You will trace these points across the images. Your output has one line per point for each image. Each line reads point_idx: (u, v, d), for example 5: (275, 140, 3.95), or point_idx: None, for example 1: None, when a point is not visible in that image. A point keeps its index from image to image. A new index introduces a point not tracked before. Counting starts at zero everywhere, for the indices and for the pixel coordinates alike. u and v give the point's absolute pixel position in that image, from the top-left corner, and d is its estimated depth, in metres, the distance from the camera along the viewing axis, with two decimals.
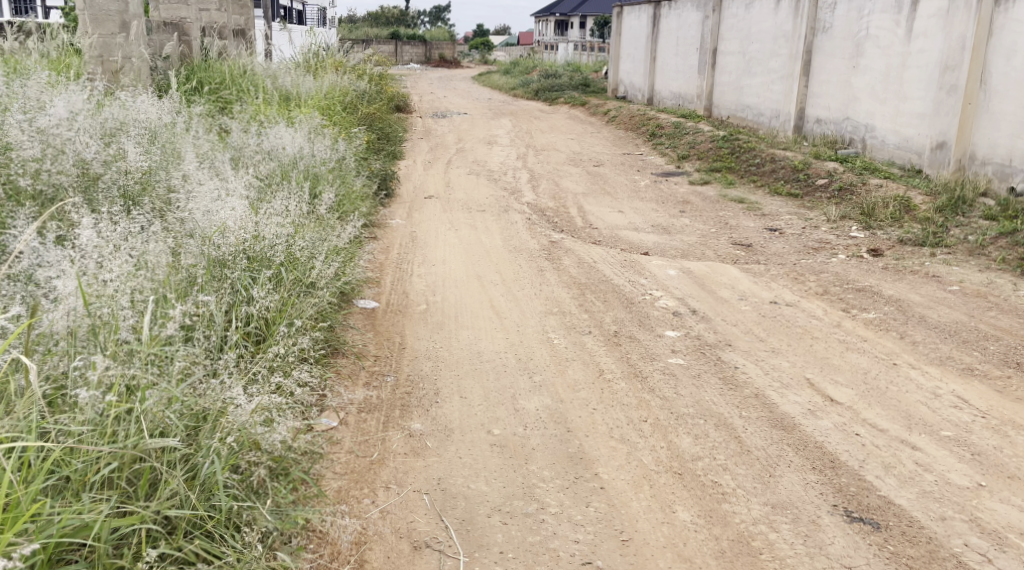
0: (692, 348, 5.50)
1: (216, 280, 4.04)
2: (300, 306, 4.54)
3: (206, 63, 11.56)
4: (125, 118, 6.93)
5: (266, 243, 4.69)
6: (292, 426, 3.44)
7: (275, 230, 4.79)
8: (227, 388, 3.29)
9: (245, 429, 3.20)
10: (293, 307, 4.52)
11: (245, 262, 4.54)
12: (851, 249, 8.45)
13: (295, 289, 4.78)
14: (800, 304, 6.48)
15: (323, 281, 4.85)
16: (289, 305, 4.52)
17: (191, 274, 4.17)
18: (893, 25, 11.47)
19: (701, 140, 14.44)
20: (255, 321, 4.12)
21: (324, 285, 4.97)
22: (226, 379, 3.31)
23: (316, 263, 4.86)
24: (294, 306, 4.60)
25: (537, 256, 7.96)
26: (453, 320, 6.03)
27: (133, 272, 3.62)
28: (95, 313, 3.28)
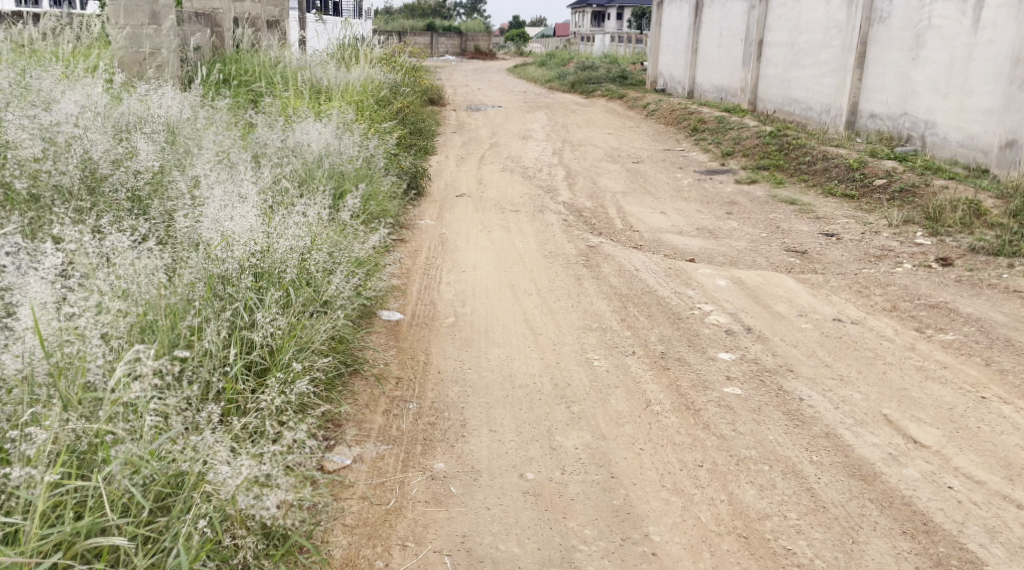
0: (750, 374, 4.92)
1: (212, 308, 3.58)
2: (313, 330, 4.02)
3: (239, 54, 11.10)
4: (141, 111, 6.43)
5: (279, 256, 4.17)
6: (288, 496, 3.05)
7: (290, 241, 4.27)
8: (210, 449, 2.96)
9: (224, 504, 2.88)
10: (306, 332, 4.01)
11: (253, 278, 4.04)
12: (918, 259, 8.05)
13: (309, 310, 4.25)
14: (867, 322, 6.02)
15: (341, 301, 4.30)
16: (302, 330, 4.01)
17: (188, 295, 3.71)
18: (958, 15, 10.75)
19: (746, 136, 13.79)
20: (258, 351, 3.63)
21: (343, 304, 4.43)
22: (207, 439, 2.97)
23: (333, 280, 4.33)
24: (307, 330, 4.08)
25: (575, 262, 7.41)
26: (483, 335, 5.48)
27: (108, 303, 3.26)
28: (58, 357, 2.97)
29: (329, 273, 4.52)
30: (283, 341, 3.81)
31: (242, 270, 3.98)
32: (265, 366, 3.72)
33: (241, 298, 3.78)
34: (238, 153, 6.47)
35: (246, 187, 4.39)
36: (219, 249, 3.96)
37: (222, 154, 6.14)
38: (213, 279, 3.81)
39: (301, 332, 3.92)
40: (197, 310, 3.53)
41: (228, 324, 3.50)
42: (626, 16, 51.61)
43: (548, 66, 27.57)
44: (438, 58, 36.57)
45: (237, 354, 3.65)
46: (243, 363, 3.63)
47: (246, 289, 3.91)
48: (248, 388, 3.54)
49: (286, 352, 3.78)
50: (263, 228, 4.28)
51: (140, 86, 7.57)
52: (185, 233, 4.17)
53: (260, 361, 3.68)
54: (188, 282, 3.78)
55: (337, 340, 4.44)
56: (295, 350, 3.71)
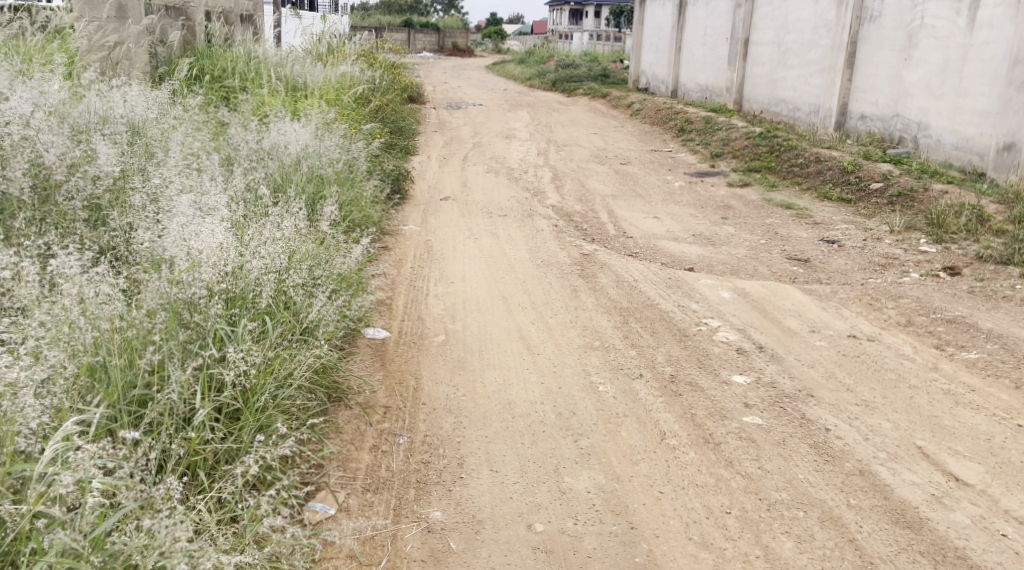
0: (769, 400, 4.53)
1: (172, 348, 3.19)
2: (292, 364, 3.61)
3: (212, 49, 10.61)
4: (101, 111, 5.96)
5: (254, 277, 3.74)
6: None
7: (266, 259, 3.84)
8: (164, 537, 2.67)
9: None
10: (285, 365, 3.61)
11: (223, 303, 3.63)
12: (924, 267, 7.72)
13: (287, 338, 3.84)
14: (884, 339, 5.65)
15: (322, 327, 3.89)
16: (281, 363, 3.61)
17: (147, 328, 3.32)
18: (952, 15, 10.46)
19: (735, 136, 13.44)
20: (228, 395, 3.23)
21: (324, 329, 4.02)
22: (158, 525, 2.66)
23: (314, 306, 3.91)
24: (286, 361, 3.67)
25: (569, 272, 7.01)
26: (477, 356, 5.06)
27: (43, 355, 2.91)
28: None
29: (309, 293, 4.10)
30: (259, 379, 3.41)
31: (212, 295, 3.57)
32: (236, 409, 3.33)
33: (207, 332, 3.38)
34: (210, 156, 6.02)
35: (218, 197, 3.96)
36: (185, 270, 3.54)
37: (191, 157, 5.68)
38: (176, 307, 3.40)
39: (279, 367, 3.51)
40: (155, 352, 3.14)
41: (192, 369, 3.11)
42: (606, 13, 51.27)
43: (528, 64, 27.15)
44: (417, 55, 36.05)
45: (207, 397, 3.24)
46: (213, 406, 3.24)
47: (216, 316, 3.50)
48: (217, 437, 3.15)
49: (261, 391, 3.38)
50: (236, 244, 3.86)
51: (103, 84, 7.08)
52: (147, 250, 3.77)
53: (231, 404, 3.28)
54: (148, 312, 3.38)
55: (319, 368, 4.03)
56: (271, 394, 3.32)
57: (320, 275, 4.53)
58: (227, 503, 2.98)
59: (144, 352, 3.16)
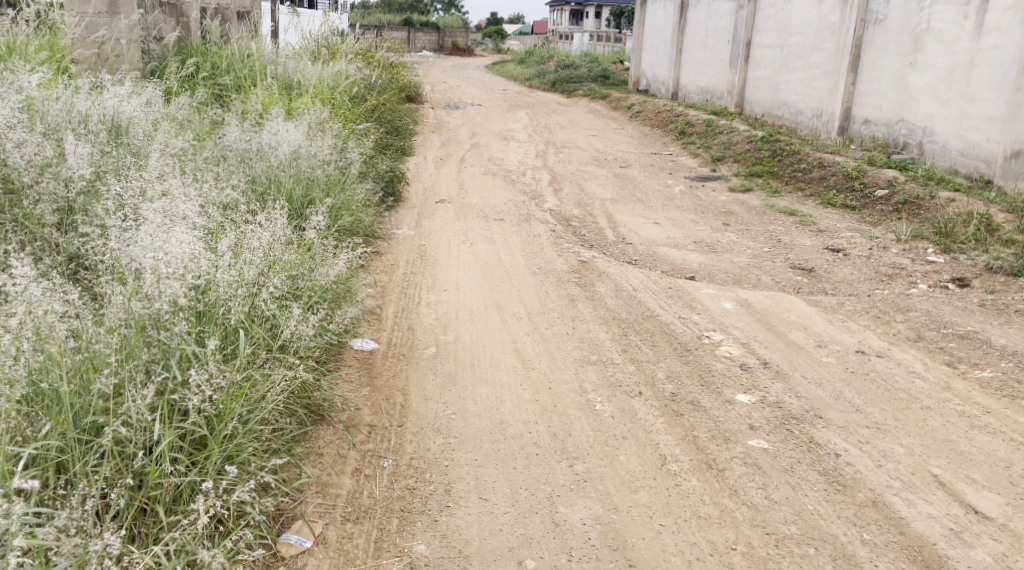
0: (776, 423, 4.29)
1: (128, 373, 3.14)
2: (263, 388, 3.50)
3: (206, 46, 10.39)
4: (80, 104, 5.75)
5: (223, 292, 3.65)
6: None
7: (237, 272, 3.75)
8: None
9: None
10: (257, 386, 3.52)
11: (191, 321, 3.55)
12: (932, 278, 7.50)
13: (260, 357, 3.73)
14: (893, 356, 5.43)
15: (296, 347, 3.77)
16: (253, 384, 3.52)
17: (105, 349, 3.25)
18: (959, 19, 10.24)
19: (737, 140, 13.22)
20: (190, 424, 3.16)
21: (298, 348, 3.91)
22: None
23: (288, 324, 3.79)
24: (257, 384, 3.56)
25: (566, 280, 6.78)
26: (469, 370, 4.83)
27: None
28: None
29: (286, 307, 4.01)
30: (226, 405, 3.33)
31: (178, 310, 3.50)
32: (202, 436, 3.26)
33: (169, 353, 3.31)
34: (193, 158, 5.84)
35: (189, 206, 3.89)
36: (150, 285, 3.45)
37: (173, 158, 5.50)
38: (137, 326, 3.33)
39: (249, 390, 3.42)
40: (110, 377, 3.09)
41: (148, 397, 3.05)
42: (606, 15, 51.00)
43: (527, 65, 26.93)
44: (417, 55, 35.81)
45: (168, 425, 3.16)
46: (175, 435, 3.16)
47: (181, 334, 3.42)
48: (178, 468, 3.09)
49: (228, 417, 3.30)
50: (207, 255, 3.78)
51: (89, 82, 6.88)
52: (116, 262, 3.70)
53: (195, 432, 3.21)
54: (108, 331, 3.33)
55: (299, 385, 3.90)
56: (238, 421, 3.23)
57: (298, 292, 4.42)
58: (179, 548, 2.91)
59: (98, 376, 3.11)
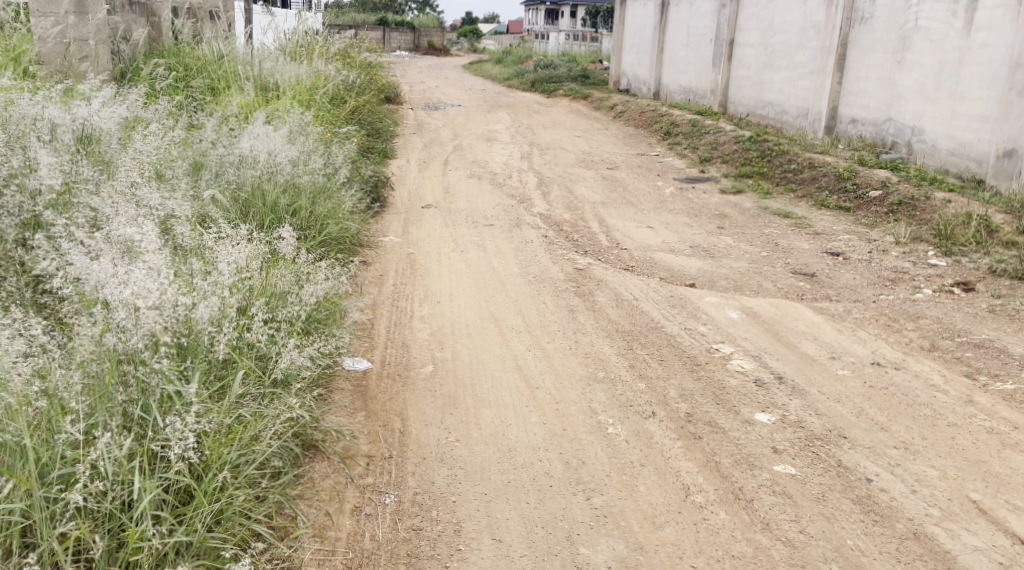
0: (799, 444, 4.05)
1: (100, 418, 2.93)
2: (252, 430, 3.26)
3: (179, 47, 10.04)
4: (47, 111, 5.47)
5: (204, 322, 3.44)
6: None
7: (219, 301, 3.54)
8: None
9: None
10: (249, 427, 3.30)
11: (172, 357, 3.32)
12: (936, 282, 7.29)
13: (248, 393, 3.50)
14: (910, 367, 5.20)
15: (285, 380, 3.53)
16: (242, 424, 3.30)
17: (74, 392, 3.03)
18: (948, 17, 10.07)
19: (724, 140, 13.01)
20: (174, 475, 2.93)
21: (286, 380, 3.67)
22: None
23: (277, 357, 3.56)
24: (246, 426, 3.32)
25: (564, 289, 6.52)
26: (470, 391, 4.56)
27: None
28: None
29: (274, 338, 3.79)
30: (214, 450, 3.11)
31: (156, 344, 3.29)
32: (188, 487, 3.03)
33: (147, 394, 3.11)
34: (171, 165, 5.63)
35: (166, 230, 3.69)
36: (124, 319, 3.23)
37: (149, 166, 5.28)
38: (111, 365, 3.13)
39: (239, 432, 3.20)
40: (80, 424, 2.88)
41: (125, 447, 2.84)
42: (582, 14, 50.78)
43: (507, 64, 26.65)
44: (393, 55, 35.43)
45: (149, 478, 2.93)
46: (157, 489, 2.92)
47: (160, 371, 3.22)
48: (161, 528, 2.84)
49: (216, 464, 3.08)
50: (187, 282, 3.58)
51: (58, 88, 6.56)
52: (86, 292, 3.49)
53: (179, 482, 2.98)
54: (78, 370, 3.12)
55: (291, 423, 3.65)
56: (227, 469, 3.01)
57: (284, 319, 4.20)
58: None
59: (67, 423, 2.90)
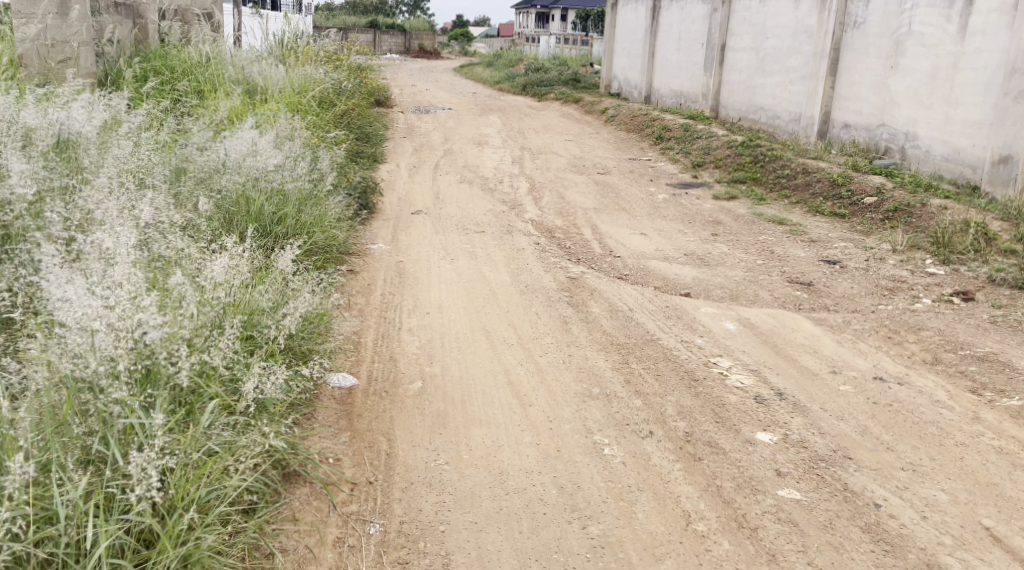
0: (803, 466, 3.90)
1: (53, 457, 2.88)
2: (220, 465, 3.15)
3: (165, 49, 9.83)
4: (25, 116, 5.36)
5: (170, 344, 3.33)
6: None
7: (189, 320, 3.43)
8: None
9: None
10: (220, 459, 3.19)
11: (135, 386, 3.22)
12: (935, 292, 7.15)
13: (219, 422, 3.38)
14: (913, 382, 5.05)
15: (258, 408, 3.41)
16: (213, 457, 3.19)
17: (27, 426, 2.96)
18: (942, 21, 9.96)
19: (717, 144, 12.87)
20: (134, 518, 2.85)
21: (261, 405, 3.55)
22: None
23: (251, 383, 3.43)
24: (214, 460, 3.21)
25: (557, 299, 6.35)
26: (460, 409, 4.38)
27: None
28: None
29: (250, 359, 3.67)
30: (179, 489, 3.01)
31: (118, 374, 3.20)
32: (151, 529, 2.94)
33: (106, 428, 3.04)
34: (154, 168, 5.48)
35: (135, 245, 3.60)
36: (81, 347, 3.14)
37: (128, 172, 5.15)
38: (69, 397, 3.08)
39: (207, 468, 3.10)
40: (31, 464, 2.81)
41: (78, 490, 2.78)
42: (572, 17, 50.67)
43: (498, 66, 26.48)
44: (383, 57, 35.21)
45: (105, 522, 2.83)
46: (113, 534, 2.83)
47: (122, 401, 3.14)
48: None
49: (182, 503, 2.98)
50: (156, 301, 3.49)
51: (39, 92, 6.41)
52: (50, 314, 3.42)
53: (141, 524, 2.90)
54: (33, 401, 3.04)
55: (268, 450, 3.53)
56: (192, 511, 2.91)
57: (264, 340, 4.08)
58: None
59: (18, 463, 2.82)
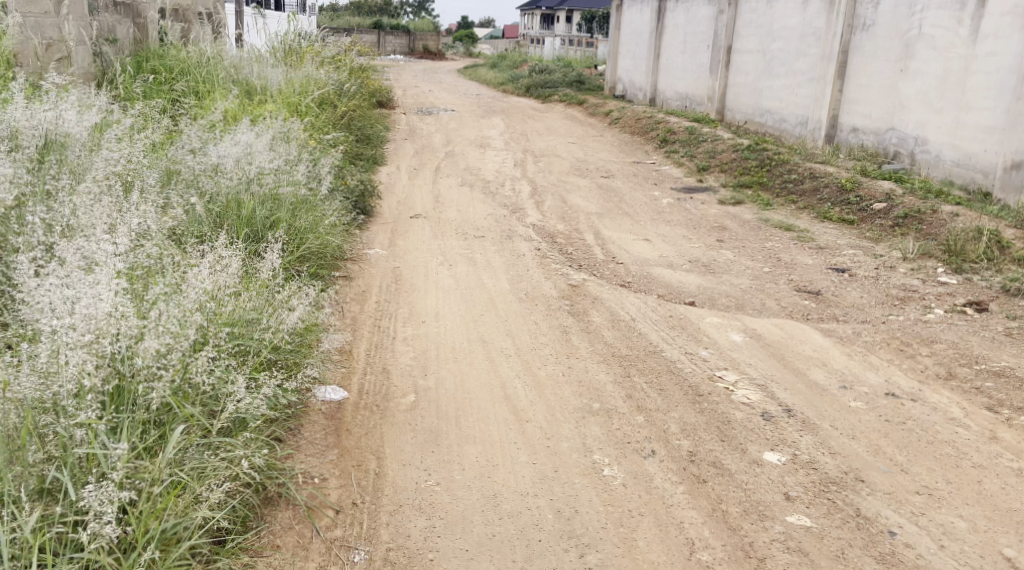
0: (814, 489, 3.71)
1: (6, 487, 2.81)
2: (185, 495, 3.04)
3: (164, 49, 9.64)
4: (12, 116, 5.25)
5: (142, 363, 3.22)
6: None
7: (166, 336, 3.32)
8: None
9: None
10: (188, 489, 3.08)
11: (101, 410, 3.11)
12: (947, 302, 6.94)
13: (192, 445, 3.25)
14: (927, 399, 4.85)
15: (231, 431, 3.27)
16: (180, 486, 3.08)
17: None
18: (953, 24, 9.75)
19: (722, 148, 12.67)
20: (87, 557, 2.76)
21: (237, 426, 3.41)
22: None
23: (225, 404, 3.29)
24: (181, 490, 3.09)
25: (557, 308, 6.15)
26: (454, 425, 4.19)
27: None
28: None
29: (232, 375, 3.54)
30: (140, 524, 2.91)
31: (82, 396, 3.10)
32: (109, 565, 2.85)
33: (66, 455, 2.96)
34: (144, 168, 5.28)
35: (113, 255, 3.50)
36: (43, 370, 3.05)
37: (116, 173, 5.00)
38: (28, 420, 3.00)
39: (171, 500, 2.98)
40: None
41: (27, 527, 2.71)
42: (577, 19, 50.46)
43: (502, 68, 26.29)
44: (387, 58, 35.02)
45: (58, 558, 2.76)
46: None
47: (85, 425, 3.04)
48: None
49: (141, 539, 2.88)
50: (130, 314, 3.35)
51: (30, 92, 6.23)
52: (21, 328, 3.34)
53: (97, 561, 2.82)
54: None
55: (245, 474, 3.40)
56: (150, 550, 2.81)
57: (248, 351, 3.92)
58: None
59: None
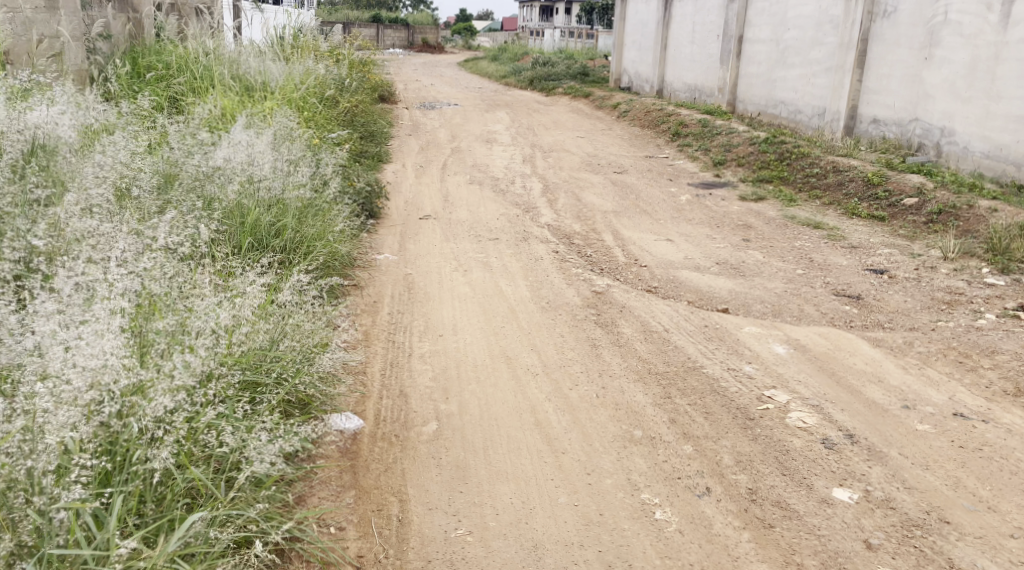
0: (896, 535, 3.37)
1: None
2: None
3: (159, 44, 9.13)
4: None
5: None
6: None
7: (170, 394, 2.93)
8: None
9: None
10: None
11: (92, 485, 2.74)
12: (997, 305, 6.48)
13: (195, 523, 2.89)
14: (1000, 420, 4.39)
15: (238, 507, 2.90)
16: None
17: None
18: (982, 10, 9.27)
19: (738, 141, 12.18)
20: None
21: (246, 497, 3.03)
22: None
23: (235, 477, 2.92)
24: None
25: (582, 318, 5.70)
26: (481, 458, 3.76)
27: None
28: None
29: (241, 433, 3.17)
30: None
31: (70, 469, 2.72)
32: None
33: (44, 547, 2.58)
34: (141, 174, 4.85)
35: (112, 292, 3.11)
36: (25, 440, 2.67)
37: (111, 182, 4.57)
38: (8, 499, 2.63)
39: None
40: None
41: None
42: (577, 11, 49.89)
43: (503, 61, 25.76)
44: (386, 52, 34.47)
45: None
46: None
47: (73, 506, 2.67)
48: None
49: None
50: (129, 367, 2.96)
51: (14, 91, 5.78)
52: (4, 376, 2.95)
53: None
54: None
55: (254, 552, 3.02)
56: None
57: (263, 396, 3.53)
58: None
59: None
